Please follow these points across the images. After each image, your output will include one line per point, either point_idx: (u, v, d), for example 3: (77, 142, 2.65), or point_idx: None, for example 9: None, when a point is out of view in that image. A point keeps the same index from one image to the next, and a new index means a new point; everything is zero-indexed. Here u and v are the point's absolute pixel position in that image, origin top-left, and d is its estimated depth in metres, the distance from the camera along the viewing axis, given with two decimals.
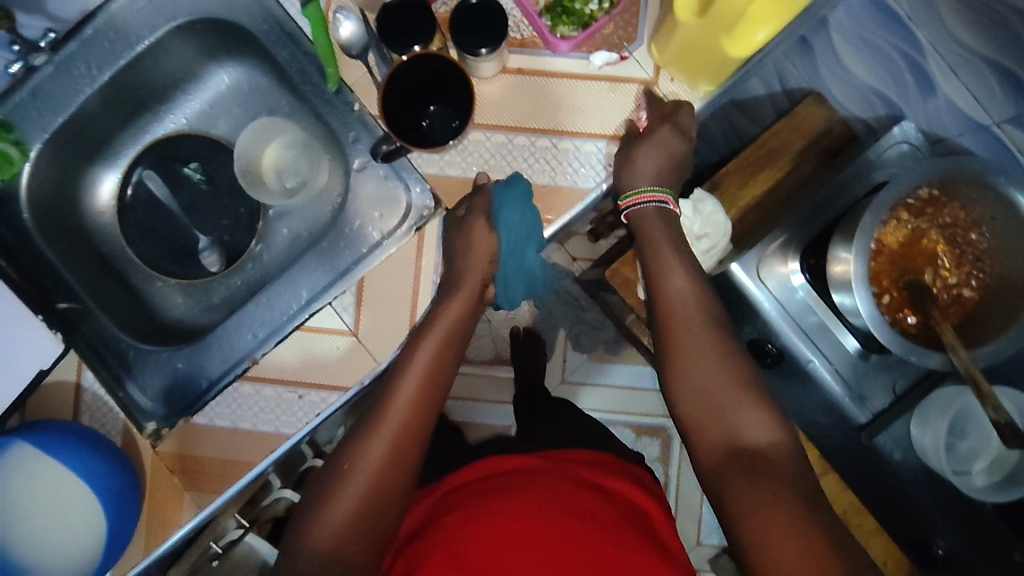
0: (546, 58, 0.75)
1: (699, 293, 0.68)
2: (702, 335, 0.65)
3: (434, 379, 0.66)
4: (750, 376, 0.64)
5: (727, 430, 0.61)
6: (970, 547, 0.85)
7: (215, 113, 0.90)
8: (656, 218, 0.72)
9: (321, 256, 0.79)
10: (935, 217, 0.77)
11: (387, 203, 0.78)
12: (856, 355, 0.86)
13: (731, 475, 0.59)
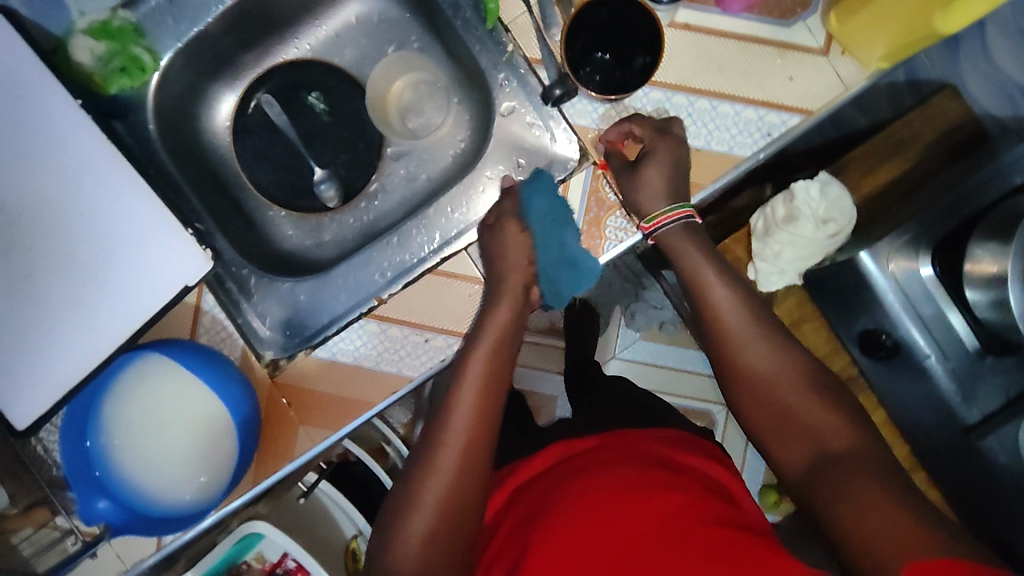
0: (714, 16, 0.73)
1: (744, 305, 0.68)
2: (755, 348, 0.66)
3: (502, 359, 0.67)
4: (809, 383, 0.65)
5: (806, 438, 0.62)
6: None
7: (341, 41, 0.86)
8: (689, 236, 0.70)
9: (455, 201, 0.76)
10: None
11: (530, 152, 0.75)
12: (974, 354, 0.84)
13: (813, 477, 0.60)
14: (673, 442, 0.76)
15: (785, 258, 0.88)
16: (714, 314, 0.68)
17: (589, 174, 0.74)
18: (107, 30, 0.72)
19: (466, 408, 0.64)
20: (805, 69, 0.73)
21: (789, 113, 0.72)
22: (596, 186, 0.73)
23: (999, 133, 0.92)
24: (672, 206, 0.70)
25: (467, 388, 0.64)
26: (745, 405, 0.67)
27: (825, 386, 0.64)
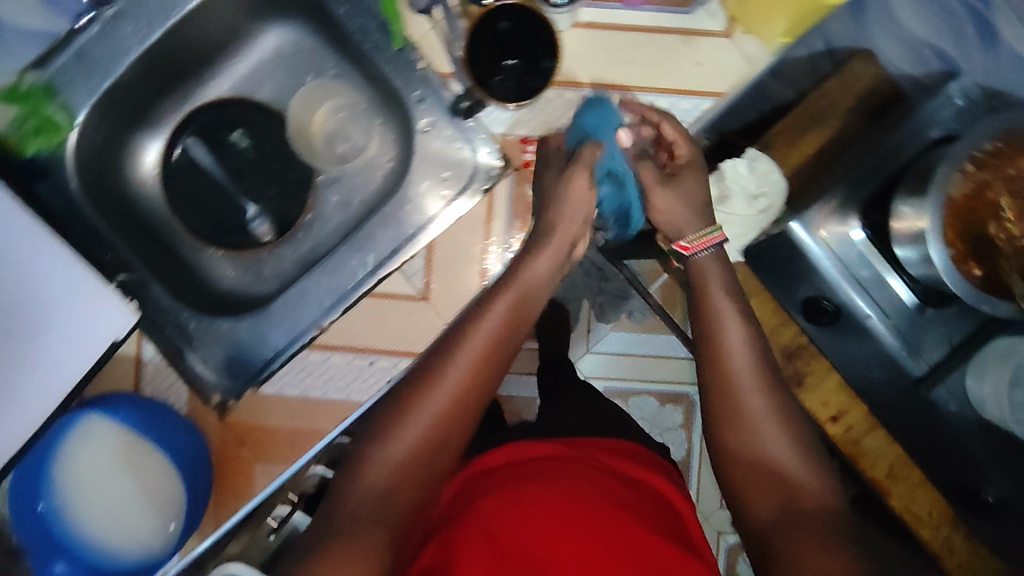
0: (617, 11, 0.73)
1: (757, 360, 0.70)
2: (762, 406, 0.67)
3: (477, 385, 0.65)
4: (805, 450, 0.67)
5: (784, 495, 0.65)
6: (1016, 492, 0.88)
7: (257, 76, 0.86)
8: (717, 270, 0.74)
9: (385, 222, 0.76)
10: (999, 169, 0.78)
11: (452, 165, 0.75)
12: (910, 309, 0.88)
13: (784, 531, 0.62)
14: (616, 451, 0.82)
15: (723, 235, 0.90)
16: (727, 357, 0.69)
17: (513, 179, 0.75)
18: (16, 93, 0.70)
19: (422, 422, 0.63)
20: (711, 56, 0.74)
21: (703, 98, 0.75)
22: (521, 191, 0.75)
23: (915, 91, 0.94)
24: (703, 231, 0.74)
25: (458, 373, 0.64)
26: (733, 442, 0.68)
27: (816, 457, 0.68)
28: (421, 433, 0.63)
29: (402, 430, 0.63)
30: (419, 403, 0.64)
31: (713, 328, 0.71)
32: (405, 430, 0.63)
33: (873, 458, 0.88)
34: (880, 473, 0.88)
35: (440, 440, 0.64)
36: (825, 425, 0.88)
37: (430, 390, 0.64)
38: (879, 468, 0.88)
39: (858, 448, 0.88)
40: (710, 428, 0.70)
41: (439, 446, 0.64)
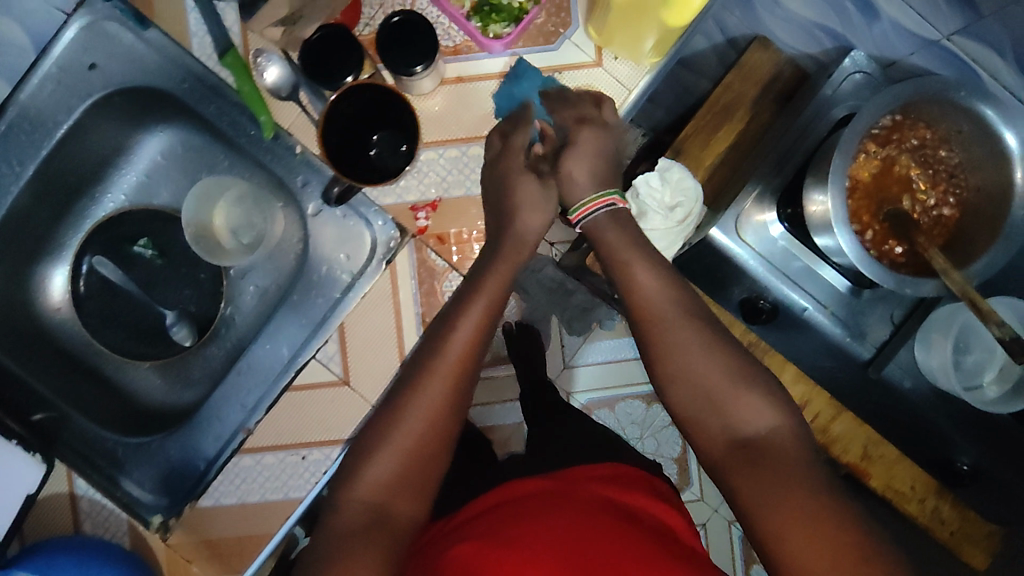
0: (482, 61, 0.73)
1: (680, 300, 0.62)
2: (691, 343, 0.59)
3: (451, 410, 0.58)
4: (764, 391, 0.57)
5: (734, 432, 0.56)
6: (994, 457, 0.86)
7: (153, 183, 0.85)
8: (619, 228, 0.66)
9: (295, 309, 0.76)
10: (901, 142, 0.77)
11: (350, 242, 0.75)
12: (847, 295, 0.86)
13: (732, 460, 0.55)
14: (619, 480, 0.67)
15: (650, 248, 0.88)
16: (648, 308, 0.61)
17: (412, 247, 0.73)
18: None
19: (394, 447, 0.56)
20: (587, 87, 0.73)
21: None
22: (423, 257, 0.73)
23: (817, 69, 0.91)
24: (597, 194, 0.67)
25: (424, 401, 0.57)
26: (677, 389, 0.59)
27: (777, 397, 0.57)
28: (402, 453, 0.56)
29: (382, 450, 0.56)
30: (399, 420, 0.57)
31: (619, 276, 0.64)
32: (391, 439, 0.56)
33: (845, 442, 0.85)
34: (855, 456, 0.85)
35: (416, 462, 0.56)
36: None
37: (407, 405, 0.57)
38: (853, 452, 0.85)
39: (828, 435, 0.86)
40: (653, 387, 0.62)
41: (428, 457, 0.57)
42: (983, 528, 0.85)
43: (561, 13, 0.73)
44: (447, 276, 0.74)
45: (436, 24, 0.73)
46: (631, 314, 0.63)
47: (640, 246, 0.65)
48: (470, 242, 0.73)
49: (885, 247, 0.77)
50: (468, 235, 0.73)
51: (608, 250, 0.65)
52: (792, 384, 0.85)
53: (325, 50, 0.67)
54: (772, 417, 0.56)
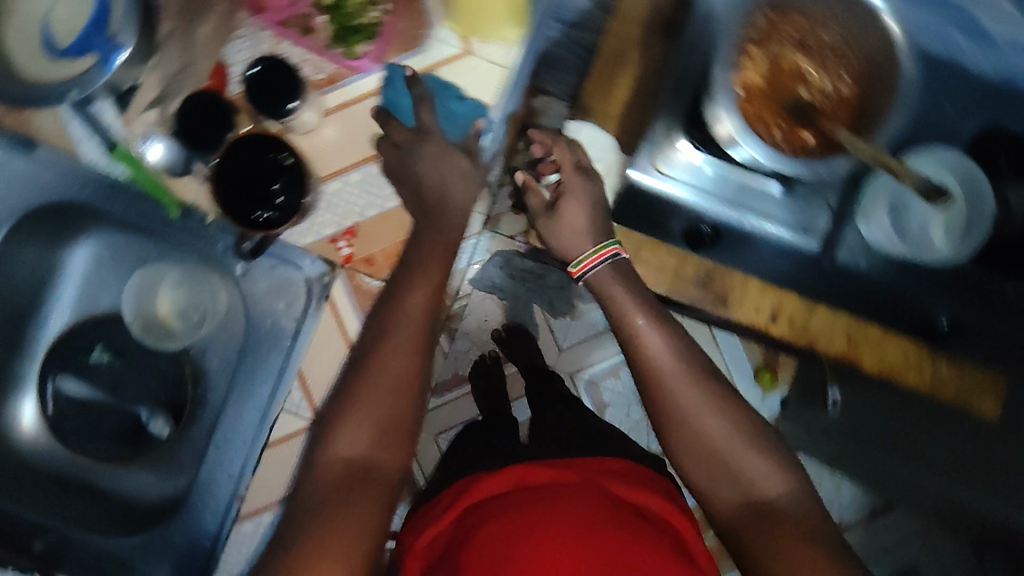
0: (358, 82, 0.75)
1: (684, 356, 0.67)
2: (701, 401, 0.64)
3: (417, 380, 0.59)
4: (773, 452, 0.62)
5: (745, 493, 0.61)
6: (971, 309, 0.87)
7: (92, 290, 0.86)
8: (621, 280, 0.72)
9: (256, 366, 0.85)
10: (780, 37, 0.78)
11: (285, 292, 0.82)
12: (777, 196, 0.89)
13: (744, 521, 0.60)
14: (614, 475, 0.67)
15: None
16: (661, 368, 0.66)
17: (345, 279, 0.79)
18: None
19: (361, 425, 0.57)
20: (463, 77, 0.75)
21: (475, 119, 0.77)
22: (357, 283, 0.79)
23: None
24: (597, 249, 0.74)
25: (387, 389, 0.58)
26: (684, 443, 0.64)
27: (784, 459, 0.62)
28: (370, 428, 0.57)
29: (346, 426, 0.57)
30: (359, 395, 0.57)
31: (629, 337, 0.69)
32: (359, 416, 0.57)
33: (828, 333, 0.89)
34: (841, 344, 0.89)
35: (385, 429, 0.57)
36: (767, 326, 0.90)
37: (372, 380, 0.58)
38: (838, 340, 0.89)
39: (808, 332, 0.90)
40: (660, 442, 0.67)
41: (398, 431, 0.58)
42: (984, 376, 0.85)
43: (420, 12, 0.73)
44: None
45: (306, 61, 0.74)
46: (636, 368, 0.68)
47: (638, 298, 0.70)
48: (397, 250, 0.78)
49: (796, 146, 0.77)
50: (393, 248, 0.77)
51: (610, 306, 0.71)
52: (759, 297, 0.90)
53: (198, 120, 0.72)
54: (783, 483, 0.61)
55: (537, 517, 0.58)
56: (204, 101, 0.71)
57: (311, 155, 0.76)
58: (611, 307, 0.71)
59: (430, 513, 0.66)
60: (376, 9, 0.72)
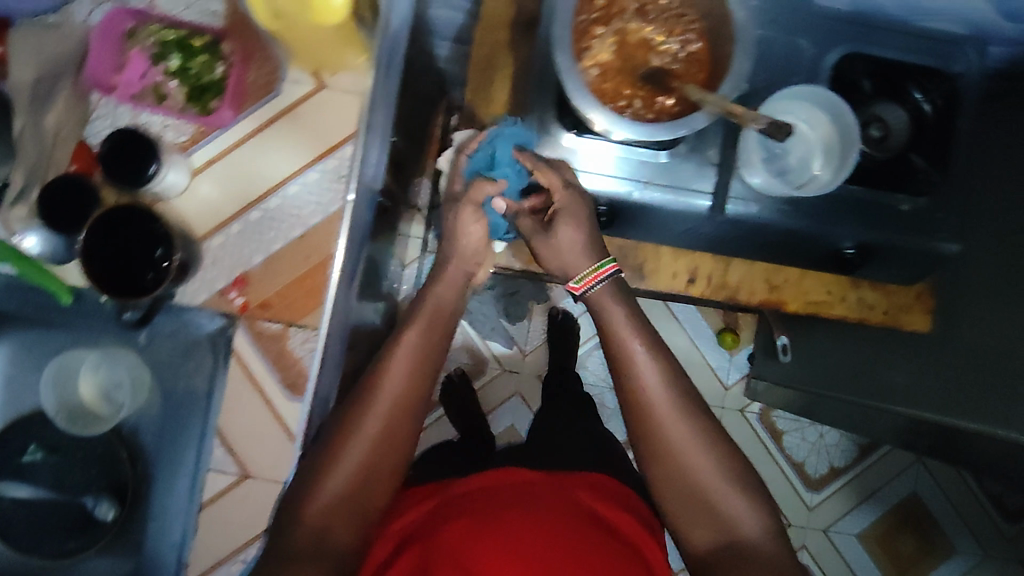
0: (222, 135, 0.76)
1: (687, 406, 0.70)
2: (689, 438, 0.69)
3: (390, 443, 0.68)
4: (758, 504, 0.69)
5: (718, 521, 0.68)
6: (875, 233, 0.88)
7: (16, 391, 0.86)
8: (617, 301, 0.73)
9: (176, 433, 0.83)
10: (621, 13, 0.80)
11: (192, 351, 0.78)
12: (659, 161, 0.87)
13: (717, 556, 0.68)
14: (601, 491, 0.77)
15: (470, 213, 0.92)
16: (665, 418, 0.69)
17: (244, 327, 0.75)
18: None
19: (347, 471, 0.67)
20: (323, 109, 0.76)
21: (341, 147, 0.76)
22: (257, 330, 0.75)
23: None
24: (597, 265, 0.73)
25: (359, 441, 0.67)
26: (667, 463, 0.69)
27: (761, 502, 0.69)
28: (348, 481, 0.66)
29: (332, 477, 0.66)
30: (340, 456, 0.66)
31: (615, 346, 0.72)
32: (341, 461, 0.67)
33: (748, 284, 0.98)
34: (761, 292, 0.98)
35: (374, 469, 0.67)
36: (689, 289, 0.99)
37: (352, 435, 0.67)
38: (758, 289, 0.98)
39: (729, 287, 0.98)
40: (641, 463, 0.71)
41: (372, 483, 0.68)
42: (911, 291, 0.98)
43: (267, 62, 0.76)
44: (288, 335, 0.75)
45: (165, 127, 0.76)
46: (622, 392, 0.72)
47: (635, 320, 0.72)
48: (292, 292, 0.75)
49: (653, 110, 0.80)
50: (286, 290, 0.75)
51: (603, 322, 0.73)
52: (674, 264, 0.99)
53: (60, 200, 0.71)
54: (759, 525, 0.68)
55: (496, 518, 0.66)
56: (61, 185, 0.71)
57: (189, 213, 0.75)
58: (605, 326, 0.72)
59: (401, 503, 0.75)
60: (219, 70, 0.75)
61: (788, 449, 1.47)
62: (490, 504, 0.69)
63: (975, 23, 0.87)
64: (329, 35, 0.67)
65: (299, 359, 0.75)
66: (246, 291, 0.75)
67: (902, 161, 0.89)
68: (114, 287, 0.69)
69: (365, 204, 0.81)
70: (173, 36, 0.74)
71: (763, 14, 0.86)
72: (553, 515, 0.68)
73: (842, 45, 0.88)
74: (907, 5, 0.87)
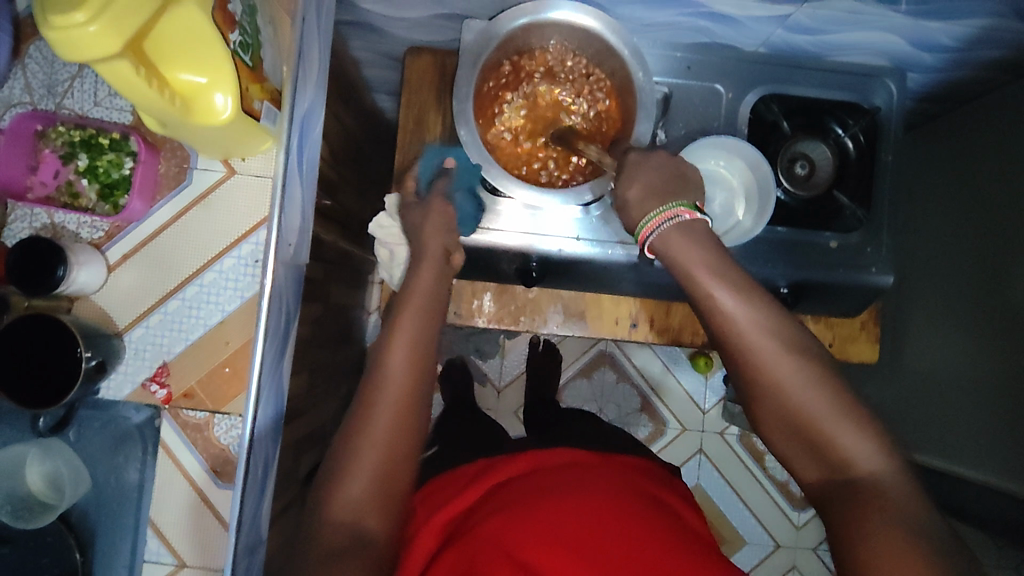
0: (136, 230, 0.81)
1: (784, 332, 0.55)
2: (788, 370, 0.54)
3: (407, 434, 0.62)
4: (880, 433, 0.52)
5: (828, 465, 0.52)
6: (806, 271, 0.86)
7: None
8: (688, 238, 0.59)
9: (111, 527, 0.84)
10: (531, 76, 0.80)
11: (124, 444, 0.84)
12: (583, 217, 0.88)
13: (829, 495, 0.52)
14: (643, 474, 0.80)
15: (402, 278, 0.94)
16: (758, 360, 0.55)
17: (170, 416, 0.82)
18: None
19: (368, 468, 0.60)
20: (233, 193, 0.81)
21: (256, 233, 0.82)
22: (182, 419, 0.82)
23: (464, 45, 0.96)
24: (668, 206, 0.61)
25: (377, 430, 0.61)
26: (765, 407, 0.55)
27: (888, 436, 0.52)
28: (373, 475, 0.60)
29: (353, 474, 0.60)
30: (359, 449, 0.61)
31: (691, 288, 0.58)
32: (363, 455, 0.60)
33: (690, 326, 0.98)
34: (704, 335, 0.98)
35: (390, 469, 0.61)
36: (633, 334, 0.99)
37: (371, 422, 0.62)
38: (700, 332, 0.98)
39: (673, 328, 0.98)
40: (743, 407, 0.58)
41: (398, 480, 0.62)
42: (855, 322, 0.96)
43: (178, 154, 0.81)
44: (214, 423, 0.83)
45: (80, 224, 0.80)
46: (709, 332, 0.58)
47: (713, 252, 0.58)
48: (214, 382, 0.82)
49: (553, 177, 0.80)
50: (206, 378, 0.82)
51: (676, 267, 0.59)
52: (616, 309, 0.99)
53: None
54: (885, 464, 0.51)
55: (544, 503, 0.65)
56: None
57: (110, 308, 0.80)
58: (679, 269, 0.59)
59: (433, 501, 0.74)
60: (127, 166, 0.80)
61: (772, 471, 1.45)
62: (541, 493, 0.67)
63: (894, 56, 0.87)
64: (221, 133, 0.67)
65: (225, 448, 0.83)
66: (166, 382, 0.81)
67: (828, 198, 0.88)
68: (22, 395, 0.71)
69: (290, 282, 0.83)
70: (79, 136, 0.79)
71: (678, 62, 0.87)
72: (601, 490, 0.68)
73: (759, 87, 0.88)
74: (821, 43, 0.86)
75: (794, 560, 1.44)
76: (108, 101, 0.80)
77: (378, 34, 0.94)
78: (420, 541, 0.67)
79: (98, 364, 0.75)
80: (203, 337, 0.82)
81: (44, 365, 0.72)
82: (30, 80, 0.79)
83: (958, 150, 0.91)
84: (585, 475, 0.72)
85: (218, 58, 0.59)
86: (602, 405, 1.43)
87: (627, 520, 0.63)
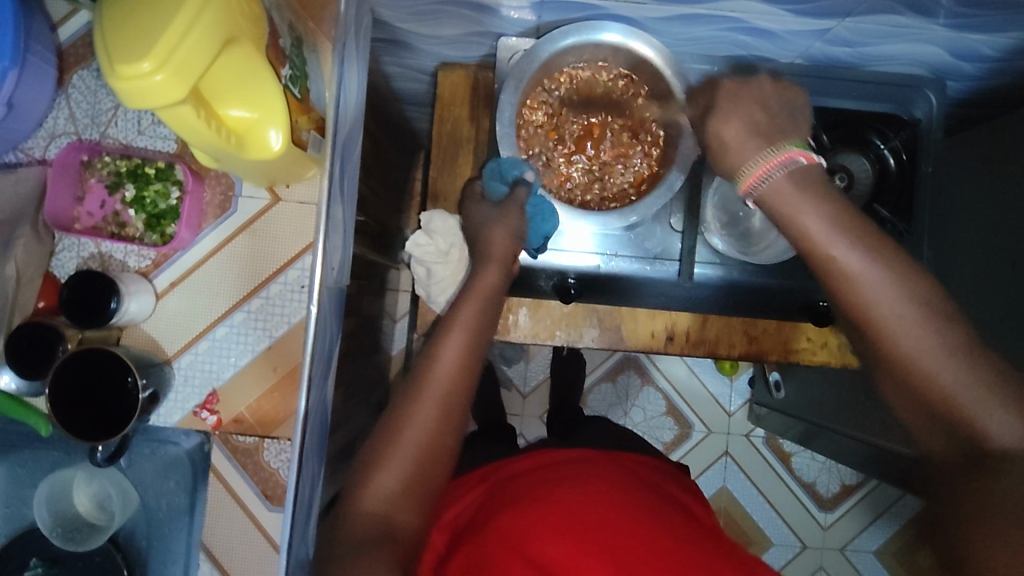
0: (186, 256, 0.90)
1: (918, 297, 0.54)
2: (919, 336, 0.53)
3: (444, 438, 0.61)
4: (1014, 399, 0.52)
5: (959, 431, 0.53)
6: None
7: (16, 508, 0.92)
8: (803, 193, 0.58)
9: (160, 549, 0.91)
10: (585, 100, 0.85)
11: (173, 470, 0.92)
12: (623, 235, 0.91)
13: (957, 460, 0.53)
14: (652, 469, 0.78)
15: (435, 293, 0.91)
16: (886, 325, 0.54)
17: (219, 442, 0.93)
18: None
19: (399, 468, 0.58)
20: (278, 221, 0.91)
21: (301, 259, 0.91)
22: (233, 444, 0.92)
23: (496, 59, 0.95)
24: (777, 149, 0.60)
25: (415, 432, 0.59)
26: (888, 369, 0.55)
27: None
28: (408, 469, 0.58)
29: (383, 476, 0.58)
30: (394, 447, 0.59)
31: (810, 248, 0.57)
32: (397, 455, 0.59)
33: (728, 339, 0.92)
34: (742, 346, 0.92)
35: (422, 472, 0.59)
36: (667, 347, 0.92)
37: (412, 420, 0.60)
38: (738, 343, 0.92)
39: (709, 341, 0.92)
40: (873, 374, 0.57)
41: (429, 483, 0.60)
42: None
43: (222, 182, 0.90)
44: (263, 447, 0.93)
45: (128, 253, 0.90)
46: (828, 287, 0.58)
47: (830, 209, 0.57)
48: (261, 406, 0.92)
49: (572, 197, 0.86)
50: (257, 404, 0.92)
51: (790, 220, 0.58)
52: (652, 322, 0.92)
53: (28, 351, 0.80)
54: (1017, 435, 0.51)
55: (547, 499, 0.64)
56: (30, 334, 0.80)
57: (159, 335, 0.90)
58: (790, 225, 0.58)
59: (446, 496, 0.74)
60: (173, 195, 0.88)
61: (797, 471, 1.43)
62: (542, 488, 0.66)
63: (935, 65, 0.85)
64: (273, 163, 0.69)
65: (275, 471, 0.93)
66: (216, 409, 0.91)
67: (868, 211, 0.88)
68: (73, 425, 0.75)
69: (331, 304, 0.81)
70: (125, 166, 0.88)
71: None
72: (610, 485, 0.66)
73: None
74: (859, 55, 0.85)
75: (822, 562, 1.41)
76: (151, 130, 0.90)
77: (409, 51, 0.93)
78: (433, 541, 0.67)
79: (149, 395, 0.81)
80: (249, 362, 0.91)
81: (100, 395, 0.77)
82: (74, 110, 0.89)
83: (998, 162, 0.90)
84: (601, 464, 0.72)
85: (268, 98, 0.62)
86: (630, 410, 1.41)
87: (640, 517, 0.63)
